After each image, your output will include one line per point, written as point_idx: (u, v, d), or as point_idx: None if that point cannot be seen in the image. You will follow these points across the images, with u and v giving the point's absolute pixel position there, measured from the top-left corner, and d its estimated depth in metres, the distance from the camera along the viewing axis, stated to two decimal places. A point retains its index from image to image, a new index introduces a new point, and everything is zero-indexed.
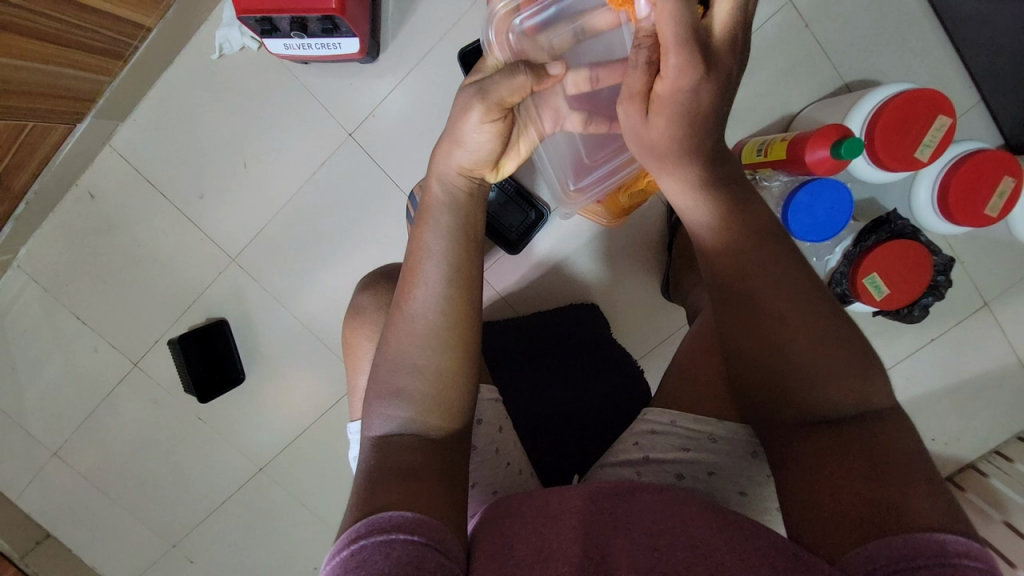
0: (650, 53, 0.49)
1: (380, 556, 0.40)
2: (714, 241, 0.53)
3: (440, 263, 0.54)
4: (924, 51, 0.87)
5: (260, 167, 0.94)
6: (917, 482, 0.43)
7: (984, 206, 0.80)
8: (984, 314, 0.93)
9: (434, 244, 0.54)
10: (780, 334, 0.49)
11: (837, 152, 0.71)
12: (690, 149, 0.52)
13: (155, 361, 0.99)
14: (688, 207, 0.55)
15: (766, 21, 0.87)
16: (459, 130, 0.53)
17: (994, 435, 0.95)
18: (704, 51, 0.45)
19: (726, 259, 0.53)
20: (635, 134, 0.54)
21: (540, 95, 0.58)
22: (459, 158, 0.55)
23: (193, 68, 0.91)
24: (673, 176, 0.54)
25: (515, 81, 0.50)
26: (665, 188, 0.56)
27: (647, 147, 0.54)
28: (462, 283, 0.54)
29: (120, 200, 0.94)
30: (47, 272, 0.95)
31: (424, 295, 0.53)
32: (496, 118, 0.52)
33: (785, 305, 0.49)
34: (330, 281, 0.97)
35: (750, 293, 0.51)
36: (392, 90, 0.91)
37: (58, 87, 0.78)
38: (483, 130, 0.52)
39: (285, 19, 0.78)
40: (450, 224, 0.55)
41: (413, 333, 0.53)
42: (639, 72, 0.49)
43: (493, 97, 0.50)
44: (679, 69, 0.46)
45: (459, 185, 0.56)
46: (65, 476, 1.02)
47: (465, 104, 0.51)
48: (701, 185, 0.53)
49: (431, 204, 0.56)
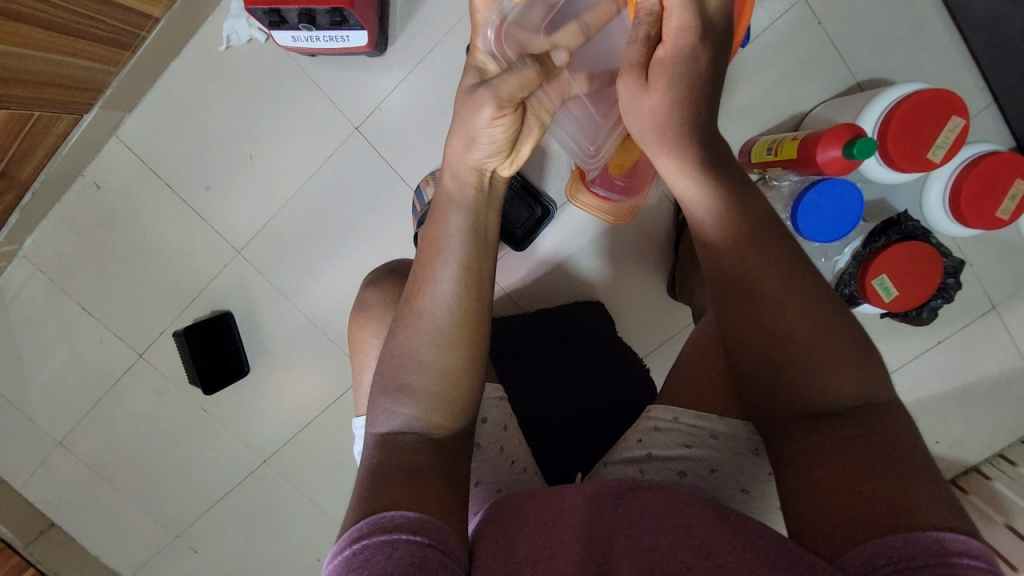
0: (649, 27, 0.50)
1: (382, 557, 0.40)
2: (717, 231, 0.53)
3: (449, 261, 0.53)
4: (937, 50, 0.86)
5: (266, 160, 0.93)
6: (923, 484, 0.43)
7: (995, 208, 0.79)
8: (991, 317, 0.92)
9: (446, 244, 0.54)
10: (782, 327, 0.49)
11: (849, 152, 0.70)
12: (689, 125, 0.51)
13: (160, 353, 0.99)
14: (690, 192, 0.54)
15: (777, 19, 0.86)
16: (469, 126, 0.53)
17: (998, 438, 0.95)
18: (703, 13, 0.48)
19: (729, 252, 0.52)
20: (632, 110, 0.53)
21: (549, 86, 0.57)
22: (472, 154, 0.54)
23: (200, 60, 0.91)
24: (672, 156, 0.53)
25: (523, 75, 0.50)
26: (662, 170, 0.55)
27: (647, 123, 0.52)
28: (472, 282, 0.53)
29: (127, 192, 0.94)
30: (53, 262, 0.95)
31: (434, 293, 0.53)
32: (508, 112, 0.52)
33: (787, 297, 0.49)
34: (335, 276, 0.96)
35: (753, 284, 0.51)
36: (399, 84, 0.91)
37: (64, 77, 0.77)
38: (495, 126, 0.52)
39: (293, 11, 0.77)
40: (462, 223, 0.54)
41: (421, 332, 0.52)
42: (638, 44, 0.50)
43: (502, 92, 0.50)
44: (680, 32, 0.48)
45: (471, 180, 0.56)
46: (70, 465, 1.02)
47: (475, 102, 0.52)
48: (701, 168, 0.52)
49: (442, 203, 0.56)
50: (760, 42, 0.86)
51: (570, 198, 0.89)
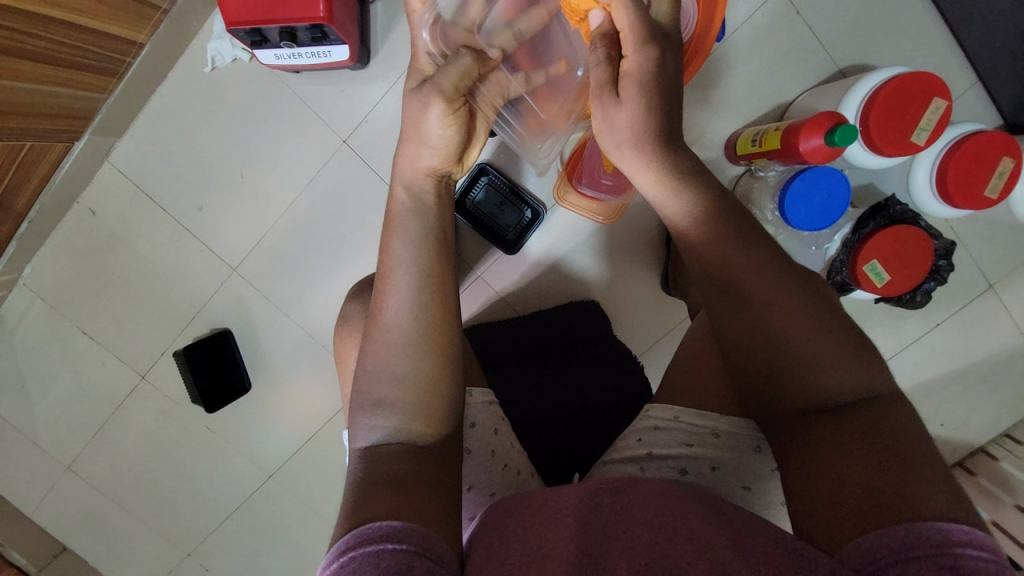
0: (607, 50, 0.53)
1: (369, 568, 0.40)
2: (697, 234, 0.53)
3: (404, 273, 0.54)
4: (918, 33, 0.86)
5: (256, 178, 0.94)
6: (919, 473, 0.42)
7: (983, 187, 0.79)
8: (989, 297, 0.92)
9: (402, 252, 0.55)
10: (774, 322, 0.49)
11: (831, 139, 0.70)
12: (659, 137, 0.53)
13: (162, 373, 1.00)
14: (664, 199, 0.55)
15: (755, 11, 0.86)
16: (420, 130, 0.55)
17: (1004, 418, 0.94)
18: (652, 27, 0.51)
19: (709, 247, 0.53)
20: (608, 126, 0.54)
21: (488, 83, 0.57)
22: (425, 160, 0.56)
23: (186, 82, 0.92)
24: (648, 168, 0.54)
25: (463, 63, 0.53)
26: (641, 184, 0.56)
27: (622, 138, 0.54)
28: (433, 287, 0.54)
29: (120, 216, 0.95)
30: (53, 289, 0.97)
31: (395, 303, 0.54)
32: (457, 108, 0.54)
33: (771, 292, 0.50)
34: (331, 287, 0.97)
35: (739, 277, 0.51)
36: (384, 95, 0.92)
37: (54, 106, 0.78)
38: (445, 125, 0.54)
39: (274, 30, 0.78)
40: (413, 228, 0.56)
41: (388, 343, 0.53)
42: (601, 67, 0.53)
43: (446, 85, 0.53)
44: (640, 51, 0.51)
45: (425, 186, 0.57)
46: (79, 489, 1.03)
47: (423, 101, 0.54)
48: (677, 177, 0.53)
49: (396, 212, 0.57)
50: (739, 34, 0.87)
51: (559, 199, 0.90)
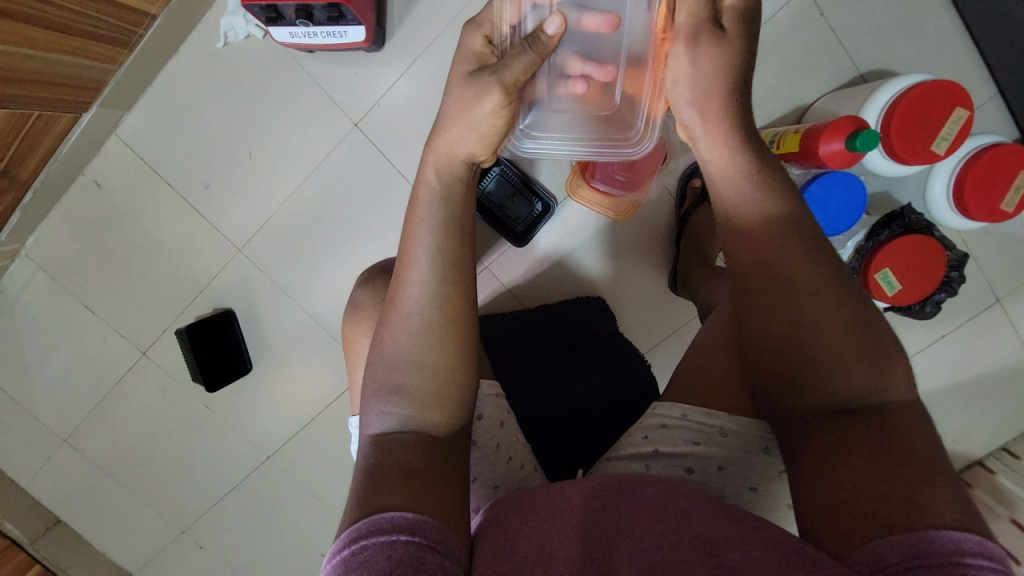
0: None
1: (381, 558, 0.40)
2: (753, 220, 0.52)
3: (423, 259, 0.53)
4: (941, 41, 0.85)
5: (265, 157, 0.93)
6: (935, 482, 0.42)
7: (999, 201, 0.78)
8: (995, 311, 0.92)
9: (423, 237, 0.54)
10: (804, 324, 0.49)
11: (852, 144, 0.69)
12: (732, 103, 0.54)
13: (164, 351, 0.99)
14: (727, 174, 0.54)
15: (780, 10, 0.85)
16: (468, 114, 0.54)
17: (1002, 432, 0.94)
18: None
19: (751, 246, 0.52)
20: (693, 75, 0.54)
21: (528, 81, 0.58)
22: (465, 144, 0.55)
23: (197, 58, 0.90)
24: (716, 137, 0.54)
25: (527, 60, 0.54)
26: (704, 155, 0.55)
27: (703, 95, 0.54)
28: (451, 276, 0.53)
29: (126, 191, 0.94)
30: (56, 261, 0.96)
31: (416, 291, 0.53)
32: (509, 101, 0.54)
33: (805, 295, 0.49)
34: (336, 272, 0.96)
35: (773, 279, 0.50)
36: (399, 79, 0.91)
37: (63, 76, 0.77)
38: (497, 116, 0.54)
39: (290, 7, 0.76)
40: (437, 215, 0.55)
41: (405, 330, 0.53)
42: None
43: (508, 78, 0.54)
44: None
45: (456, 170, 0.56)
46: (75, 462, 1.03)
47: (480, 89, 0.54)
48: (741, 148, 0.53)
49: (421, 195, 0.56)
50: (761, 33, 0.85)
51: (571, 193, 0.90)
